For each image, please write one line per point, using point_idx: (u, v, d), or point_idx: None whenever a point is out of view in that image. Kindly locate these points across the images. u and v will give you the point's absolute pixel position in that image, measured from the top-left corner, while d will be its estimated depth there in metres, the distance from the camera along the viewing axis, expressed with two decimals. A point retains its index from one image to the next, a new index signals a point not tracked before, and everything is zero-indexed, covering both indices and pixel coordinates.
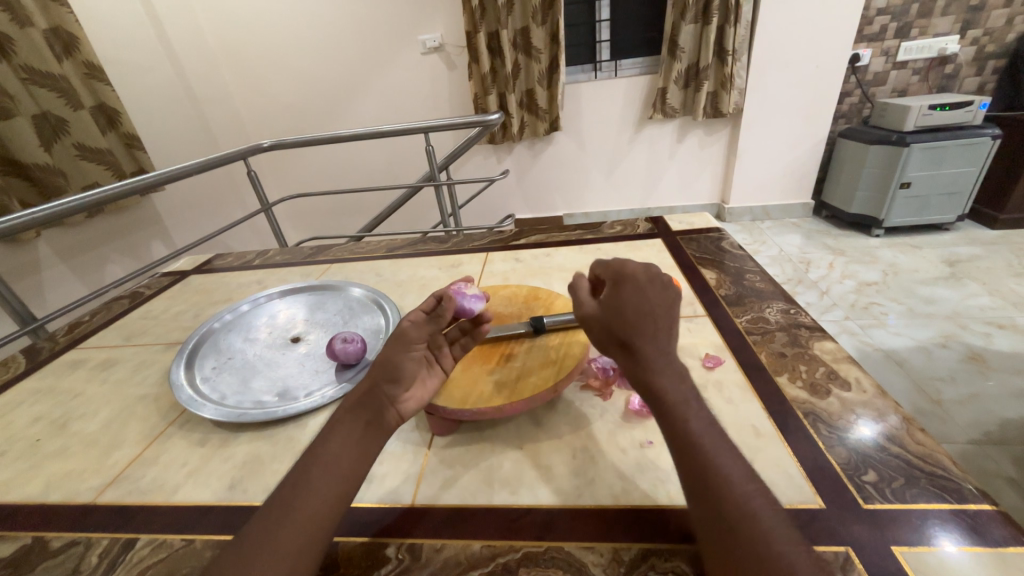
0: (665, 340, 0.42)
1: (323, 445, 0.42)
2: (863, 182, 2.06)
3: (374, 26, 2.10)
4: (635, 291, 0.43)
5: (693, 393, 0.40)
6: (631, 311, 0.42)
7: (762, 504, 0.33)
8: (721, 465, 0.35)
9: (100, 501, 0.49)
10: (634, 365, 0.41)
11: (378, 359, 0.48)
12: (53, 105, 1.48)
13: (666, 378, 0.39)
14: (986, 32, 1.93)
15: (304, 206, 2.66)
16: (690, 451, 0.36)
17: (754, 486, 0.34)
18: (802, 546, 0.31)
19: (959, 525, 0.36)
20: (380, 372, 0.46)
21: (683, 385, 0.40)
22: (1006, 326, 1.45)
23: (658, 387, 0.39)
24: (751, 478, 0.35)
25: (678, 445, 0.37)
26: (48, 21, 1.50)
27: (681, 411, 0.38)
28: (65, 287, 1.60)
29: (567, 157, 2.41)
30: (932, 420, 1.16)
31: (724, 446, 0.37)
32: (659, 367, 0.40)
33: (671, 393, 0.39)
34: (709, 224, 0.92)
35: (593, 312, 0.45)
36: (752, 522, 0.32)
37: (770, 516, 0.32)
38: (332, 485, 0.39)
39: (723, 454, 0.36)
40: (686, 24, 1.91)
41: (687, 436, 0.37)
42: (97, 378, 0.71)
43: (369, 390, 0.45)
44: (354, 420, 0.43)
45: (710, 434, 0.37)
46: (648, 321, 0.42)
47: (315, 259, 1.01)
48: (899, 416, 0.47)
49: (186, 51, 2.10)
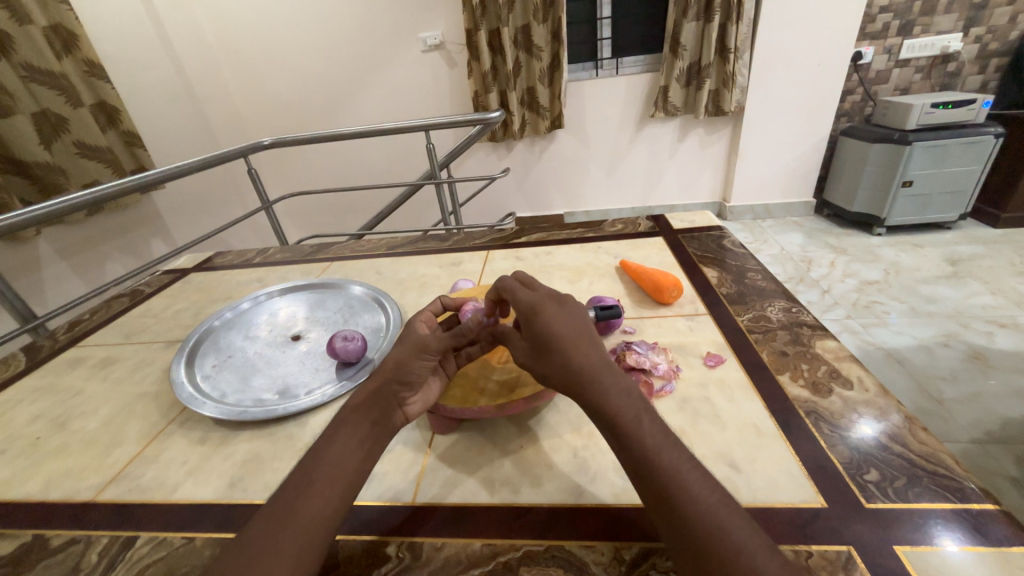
0: (603, 357, 0.41)
1: (327, 445, 0.41)
2: (865, 181, 2.05)
3: (374, 24, 2.10)
4: (554, 318, 0.42)
5: (644, 404, 0.39)
6: (561, 343, 0.41)
7: (729, 517, 0.32)
8: (683, 481, 0.34)
9: (100, 499, 0.49)
10: (586, 399, 0.39)
11: (389, 357, 0.46)
12: (53, 103, 1.48)
13: (611, 399, 0.38)
14: (988, 30, 1.92)
15: (305, 204, 2.66)
16: (650, 471, 0.35)
17: (720, 499, 0.33)
18: (775, 559, 0.30)
19: (961, 525, 0.36)
20: (390, 374, 0.45)
21: (633, 400, 0.39)
22: (1008, 325, 1.45)
23: (611, 412, 0.38)
24: (715, 489, 0.34)
25: (638, 468, 0.36)
26: (48, 18, 1.50)
27: (636, 431, 0.37)
28: (65, 284, 1.60)
29: (567, 155, 2.40)
30: (933, 419, 1.16)
31: (685, 459, 0.36)
32: (609, 387, 0.39)
33: (623, 413, 0.38)
34: (710, 223, 0.91)
35: (527, 353, 0.43)
36: (718, 541, 0.31)
37: (740, 530, 0.31)
38: (334, 486, 0.38)
39: (683, 468, 0.35)
40: (687, 22, 1.90)
41: (645, 455, 0.36)
42: (98, 376, 0.71)
43: (378, 389, 0.44)
44: (359, 420, 0.43)
45: (668, 448, 0.36)
46: (580, 346, 0.41)
47: (315, 257, 1.00)
48: (901, 416, 0.46)
49: (186, 48, 2.09)
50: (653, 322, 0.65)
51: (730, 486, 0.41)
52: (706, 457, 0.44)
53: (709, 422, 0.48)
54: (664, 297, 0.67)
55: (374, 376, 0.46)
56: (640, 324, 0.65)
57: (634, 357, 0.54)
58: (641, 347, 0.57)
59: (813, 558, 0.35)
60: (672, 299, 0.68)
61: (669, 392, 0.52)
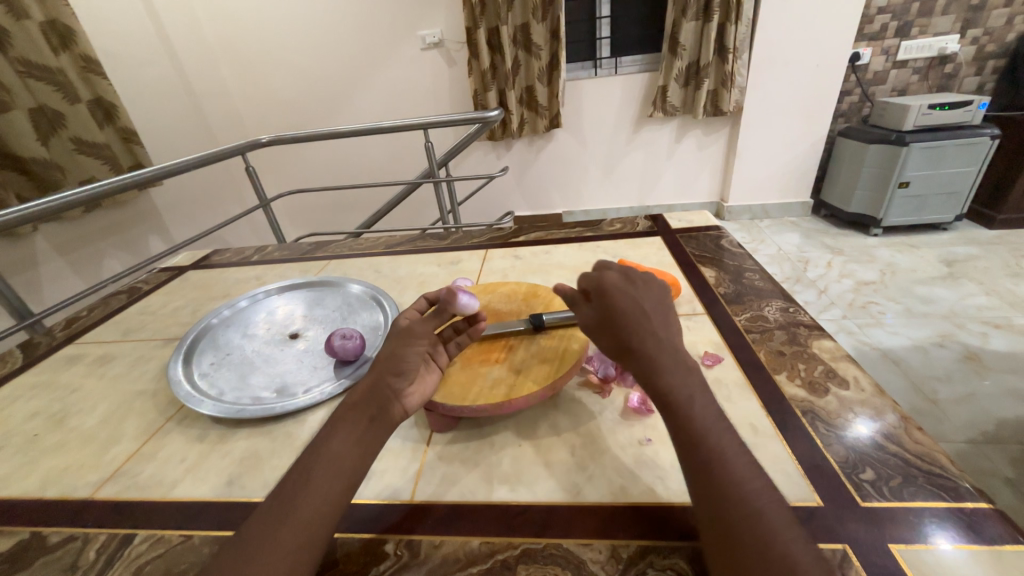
0: (667, 337, 0.42)
1: (324, 441, 0.41)
2: (862, 181, 2.06)
3: (374, 21, 2.09)
4: (623, 293, 0.44)
5: (701, 388, 0.40)
6: (631, 316, 0.42)
7: (769, 501, 0.33)
8: (729, 463, 0.35)
9: (97, 497, 0.49)
10: (642, 370, 0.40)
11: (384, 351, 0.48)
12: (49, 98, 1.47)
13: (668, 377, 0.39)
14: (986, 32, 1.93)
15: (303, 202, 2.66)
16: (699, 448, 0.36)
17: (764, 484, 0.34)
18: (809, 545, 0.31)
19: (956, 523, 0.36)
20: (383, 363, 0.46)
21: (689, 382, 0.39)
22: (1003, 326, 1.46)
23: (667, 389, 0.39)
24: (758, 475, 0.35)
25: (685, 443, 0.37)
26: (45, 14, 1.49)
27: (688, 410, 0.38)
28: (62, 281, 1.59)
29: (567, 154, 2.40)
30: (929, 419, 1.16)
31: (733, 444, 0.37)
32: (667, 366, 0.40)
33: (677, 392, 0.38)
34: (708, 223, 0.92)
35: (591, 322, 0.44)
36: (754, 519, 0.32)
37: (776, 514, 0.32)
38: (332, 484, 0.38)
39: (732, 453, 0.36)
40: (687, 21, 1.90)
41: (694, 431, 0.37)
42: (94, 374, 0.70)
43: (373, 383, 0.45)
44: (356, 416, 0.43)
45: (718, 431, 0.37)
46: (647, 323, 0.42)
47: (314, 255, 1.00)
48: (897, 415, 0.47)
49: (183, 44, 2.08)
50: None
51: None
52: None
53: None
54: None
55: (371, 370, 0.46)
56: None
57: None
58: None
59: None
60: (670, 298, 0.68)
61: None
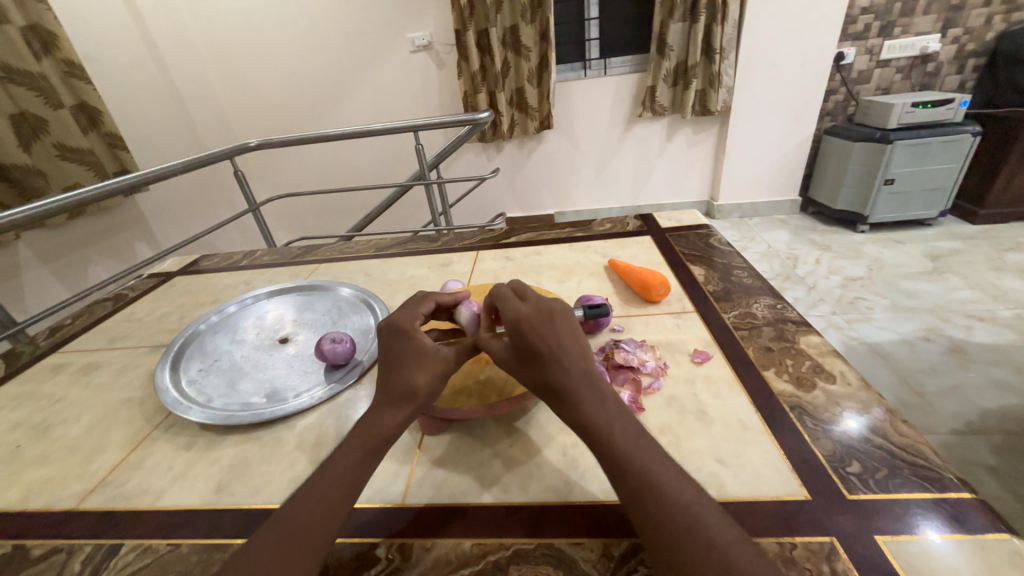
0: (586, 369, 0.41)
1: (343, 458, 0.40)
2: (848, 179, 2.09)
3: (362, 24, 2.08)
4: (540, 330, 0.42)
5: (618, 407, 0.40)
6: (543, 355, 0.40)
7: (705, 514, 0.33)
8: (656, 481, 0.35)
9: (82, 508, 0.48)
10: (561, 403, 0.40)
11: (416, 381, 0.43)
12: (31, 104, 1.44)
13: (587, 407, 0.39)
14: (965, 31, 1.97)
15: (293, 206, 2.64)
16: (626, 473, 0.36)
17: (695, 496, 0.34)
18: (749, 550, 0.31)
19: (940, 514, 0.37)
20: (424, 399, 0.43)
21: (608, 407, 0.40)
22: (987, 319, 1.48)
23: (588, 419, 0.39)
24: (689, 486, 0.35)
25: (612, 468, 0.37)
26: (25, 18, 1.46)
27: (611, 435, 0.38)
28: (45, 289, 1.56)
29: (557, 155, 2.41)
30: (916, 412, 1.18)
31: (659, 458, 0.37)
32: (585, 396, 0.40)
33: (597, 419, 0.39)
34: (697, 222, 0.92)
35: (509, 360, 0.42)
36: (693, 536, 0.32)
37: (714, 525, 0.33)
38: (336, 507, 0.37)
39: (659, 468, 0.36)
40: (674, 22, 1.92)
41: (620, 457, 0.37)
42: (80, 383, 0.69)
43: (409, 415, 0.42)
44: (381, 441, 0.42)
45: (641, 449, 0.37)
46: (564, 362, 0.41)
47: (303, 259, 0.99)
48: (883, 409, 0.47)
49: (169, 49, 2.07)
50: (641, 320, 0.66)
51: (715, 479, 0.42)
52: (693, 453, 0.45)
53: (696, 417, 0.49)
54: (651, 295, 0.68)
55: (400, 397, 0.43)
56: (628, 321, 0.66)
57: (622, 354, 0.56)
58: (629, 345, 0.58)
59: (797, 550, 0.35)
60: (659, 297, 0.68)
61: (658, 389, 0.53)
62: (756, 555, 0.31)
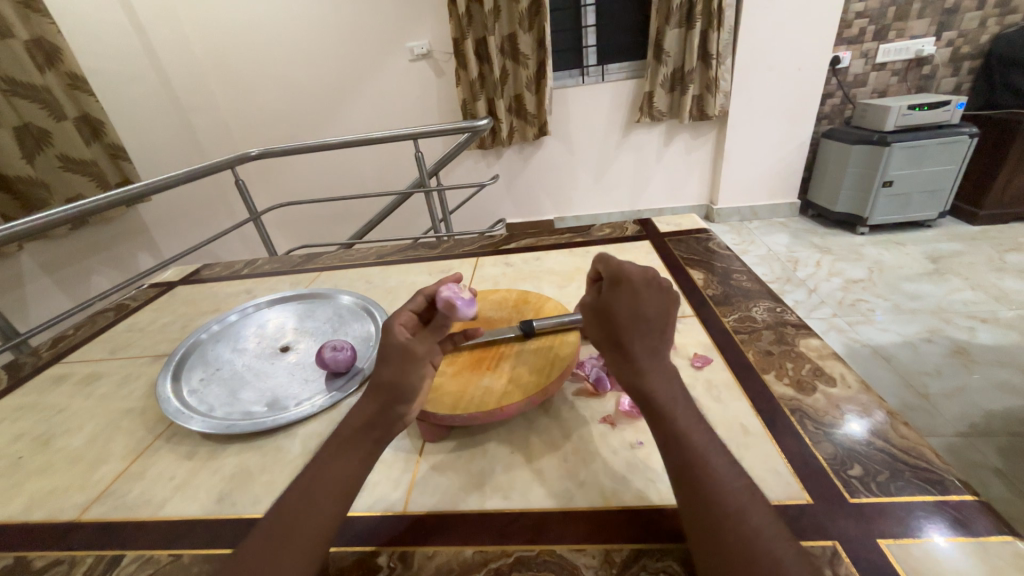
0: (656, 344, 0.42)
1: (345, 457, 0.41)
2: (847, 182, 2.09)
3: (362, 34, 2.11)
4: (626, 298, 0.43)
5: (682, 390, 0.41)
6: (617, 319, 0.43)
7: (752, 503, 0.33)
8: (711, 464, 0.36)
9: (83, 518, 0.48)
10: (625, 369, 0.42)
11: (382, 376, 0.45)
12: (35, 116, 1.46)
13: (654, 380, 0.41)
14: (960, 34, 1.98)
15: (295, 215, 2.66)
16: (680, 450, 0.37)
17: (747, 486, 0.35)
18: (791, 546, 0.31)
19: (943, 517, 0.37)
20: (390, 392, 0.44)
21: (673, 385, 0.41)
22: (989, 320, 1.48)
23: (650, 393, 0.40)
24: (741, 476, 0.35)
25: (668, 442, 0.38)
26: (30, 32, 1.48)
27: (673, 414, 0.39)
28: (49, 301, 1.58)
29: (556, 160, 2.43)
30: (920, 414, 1.17)
31: (715, 444, 0.37)
32: (650, 371, 0.41)
33: (659, 395, 0.40)
34: (696, 226, 0.93)
35: (589, 316, 0.46)
36: (737, 519, 0.32)
37: (759, 516, 0.33)
38: (337, 505, 0.38)
39: (714, 453, 0.37)
40: (670, 29, 1.93)
41: (678, 435, 0.38)
42: (82, 393, 0.69)
43: (382, 412, 0.44)
44: (375, 441, 0.43)
45: (700, 433, 0.38)
46: (635, 331, 0.42)
47: (304, 267, 1.00)
48: (884, 412, 0.47)
49: (170, 59, 2.09)
50: None
51: None
52: None
53: None
54: None
55: (375, 393, 0.45)
56: None
57: None
58: None
59: None
60: None
61: None
62: (798, 552, 0.30)
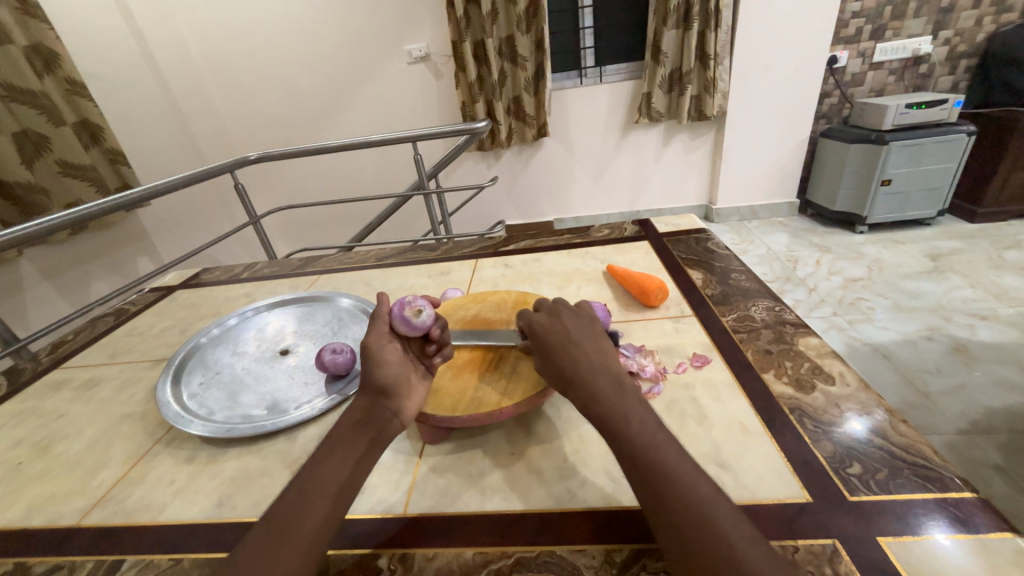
0: (599, 362, 0.43)
1: (345, 454, 0.41)
2: (846, 181, 2.10)
3: (360, 37, 2.11)
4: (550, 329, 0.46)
5: (637, 401, 0.41)
6: (554, 349, 0.44)
7: (721, 511, 0.33)
8: (672, 474, 0.35)
9: (83, 524, 0.48)
10: (579, 399, 0.42)
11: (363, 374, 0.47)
12: (33, 122, 1.47)
13: (602, 400, 0.41)
14: (957, 33, 1.99)
15: (295, 218, 2.66)
16: (640, 465, 0.36)
17: (713, 492, 0.34)
18: (762, 551, 0.30)
19: (944, 514, 0.37)
20: (372, 387, 0.46)
21: (623, 399, 0.40)
22: (989, 317, 1.48)
23: (603, 414, 0.40)
24: (707, 483, 0.35)
25: (630, 458, 0.37)
26: (28, 38, 1.49)
27: (628, 428, 0.39)
28: (49, 306, 1.58)
29: (555, 161, 2.43)
30: (921, 412, 1.17)
31: (677, 453, 0.37)
32: (600, 391, 0.41)
33: (612, 412, 0.40)
34: (695, 226, 0.93)
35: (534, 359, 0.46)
36: (706, 530, 0.32)
37: (727, 523, 0.32)
38: (335, 502, 0.38)
39: (677, 462, 0.36)
40: (668, 30, 1.94)
41: (635, 450, 0.37)
42: (82, 398, 0.70)
43: (372, 409, 0.44)
44: (373, 438, 0.43)
45: (660, 443, 0.37)
46: (574, 352, 0.44)
47: (303, 271, 1.00)
48: (883, 410, 0.47)
49: (169, 64, 2.10)
50: (640, 324, 0.66)
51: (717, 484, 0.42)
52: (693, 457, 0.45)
53: (696, 421, 0.49)
54: (650, 300, 0.68)
55: (368, 393, 0.46)
56: (626, 326, 0.66)
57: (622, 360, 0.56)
58: (628, 350, 0.59)
59: (800, 553, 0.35)
60: (658, 302, 0.69)
61: (657, 394, 0.53)
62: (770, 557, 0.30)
